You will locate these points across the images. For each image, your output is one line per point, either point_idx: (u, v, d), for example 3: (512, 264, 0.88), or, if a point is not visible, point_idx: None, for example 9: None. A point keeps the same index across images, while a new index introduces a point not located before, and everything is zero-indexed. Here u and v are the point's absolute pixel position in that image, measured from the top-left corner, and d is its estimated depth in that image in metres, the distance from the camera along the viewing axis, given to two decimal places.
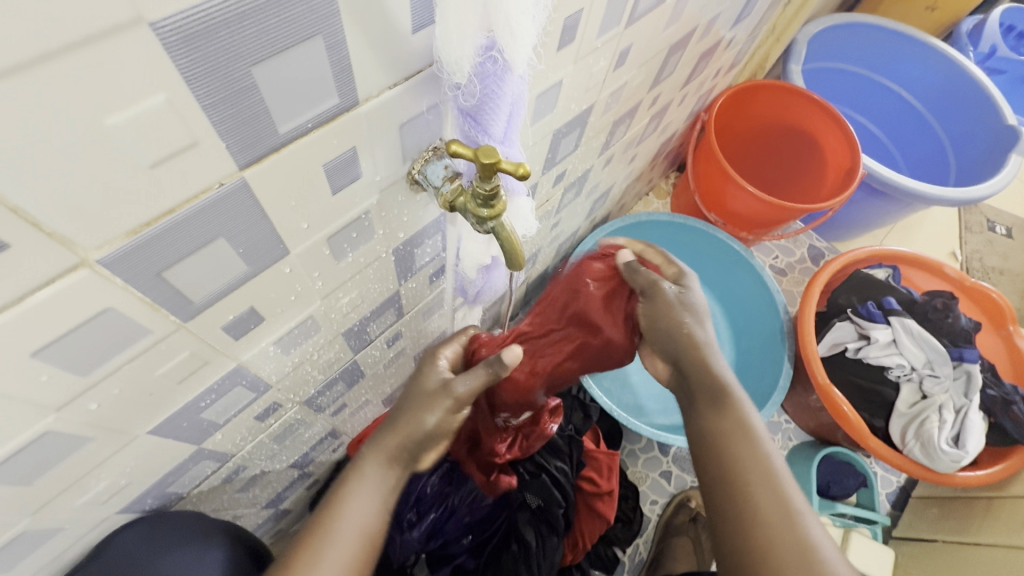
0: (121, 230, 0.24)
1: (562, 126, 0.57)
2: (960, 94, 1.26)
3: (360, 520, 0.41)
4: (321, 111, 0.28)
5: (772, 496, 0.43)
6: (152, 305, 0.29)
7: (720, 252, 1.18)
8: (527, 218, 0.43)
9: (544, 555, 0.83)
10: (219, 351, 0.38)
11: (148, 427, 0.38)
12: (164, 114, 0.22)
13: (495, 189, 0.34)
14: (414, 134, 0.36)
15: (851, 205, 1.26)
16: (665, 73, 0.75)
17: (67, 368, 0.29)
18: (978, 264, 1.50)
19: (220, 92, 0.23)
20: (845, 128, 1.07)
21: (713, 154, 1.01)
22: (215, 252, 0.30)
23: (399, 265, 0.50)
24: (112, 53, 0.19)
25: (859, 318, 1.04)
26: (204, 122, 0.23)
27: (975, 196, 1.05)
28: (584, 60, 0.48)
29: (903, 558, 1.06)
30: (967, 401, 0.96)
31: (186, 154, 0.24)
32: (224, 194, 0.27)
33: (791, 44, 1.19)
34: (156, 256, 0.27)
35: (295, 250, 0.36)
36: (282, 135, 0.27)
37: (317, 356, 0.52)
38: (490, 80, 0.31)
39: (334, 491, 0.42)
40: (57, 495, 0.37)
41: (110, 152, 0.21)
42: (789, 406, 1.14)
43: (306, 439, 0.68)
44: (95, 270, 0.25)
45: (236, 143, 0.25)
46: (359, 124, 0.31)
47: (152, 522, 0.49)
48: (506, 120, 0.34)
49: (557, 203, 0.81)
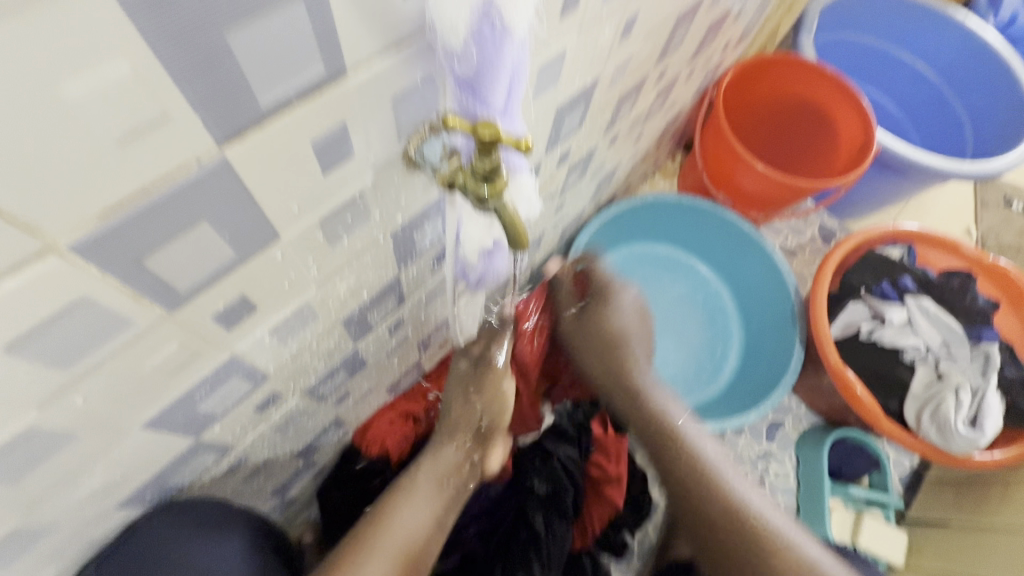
0: (91, 213, 0.23)
1: (566, 102, 0.55)
2: (977, 65, 1.21)
3: (403, 527, 0.57)
4: (304, 82, 0.26)
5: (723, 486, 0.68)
6: (133, 294, 0.28)
7: (728, 233, 1.15)
8: (530, 200, 0.41)
9: (553, 541, 0.82)
10: (211, 342, 0.36)
11: (141, 421, 0.37)
12: (126, 81, 0.20)
13: (495, 167, 0.32)
14: (408, 108, 0.33)
15: (863, 182, 1.22)
16: (674, 45, 0.72)
17: (45, 363, 0.27)
18: (994, 241, 1.46)
19: (190, 59, 0.21)
20: (859, 102, 1.04)
21: (722, 131, 0.98)
22: (199, 236, 0.28)
23: (399, 250, 0.48)
24: (56, 15, 0.17)
25: (873, 298, 1.02)
26: (174, 93, 0.21)
27: (992, 170, 1.02)
28: (588, 29, 0.46)
29: (917, 540, 1.04)
30: (984, 382, 0.93)
31: (158, 128, 0.22)
32: (203, 173, 0.25)
33: (802, 16, 1.15)
34: (134, 241, 0.25)
35: (286, 233, 0.34)
36: (263, 109, 0.25)
37: (317, 345, 0.50)
38: (488, 47, 0.28)
39: (386, 505, 0.58)
40: (51, 491, 0.36)
41: (71, 128, 0.20)
42: (800, 388, 1.11)
43: (310, 429, 0.67)
44: (65, 257, 0.23)
45: (211, 116, 0.23)
46: (348, 97, 0.29)
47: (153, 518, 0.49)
48: (506, 91, 0.32)
49: (562, 183, 0.78)
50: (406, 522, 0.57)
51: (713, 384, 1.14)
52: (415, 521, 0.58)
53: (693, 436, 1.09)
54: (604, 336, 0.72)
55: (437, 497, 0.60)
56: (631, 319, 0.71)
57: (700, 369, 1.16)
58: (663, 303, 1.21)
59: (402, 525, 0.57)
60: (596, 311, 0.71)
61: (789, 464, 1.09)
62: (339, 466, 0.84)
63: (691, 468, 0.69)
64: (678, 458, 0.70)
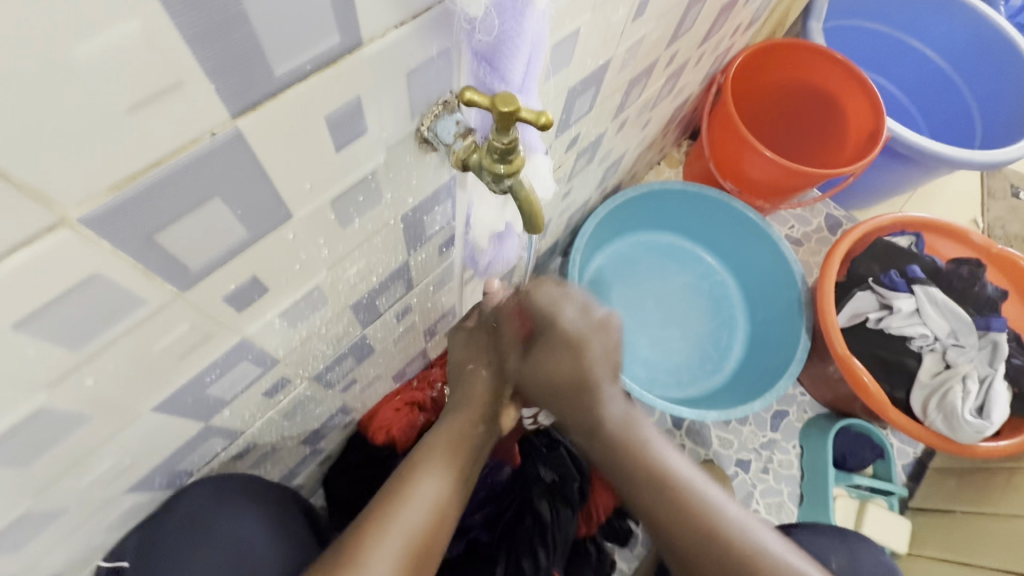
0: (103, 185, 0.22)
1: (578, 84, 0.54)
2: (989, 52, 1.19)
3: (423, 499, 0.48)
4: (319, 52, 0.25)
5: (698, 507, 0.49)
6: (145, 272, 0.27)
7: (736, 222, 1.13)
8: (545, 182, 0.40)
9: (559, 527, 0.83)
10: (222, 324, 0.36)
11: (151, 404, 0.37)
12: (139, 44, 0.19)
13: (513, 143, 0.31)
14: (423, 84, 0.33)
15: (871, 170, 1.21)
16: (684, 28, 0.70)
17: (56, 341, 0.27)
18: (1000, 231, 1.45)
19: (204, 24, 0.20)
20: (869, 89, 1.02)
21: (731, 117, 0.97)
22: (212, 213, 0.27)
23: (408, 233, 0.47)
24: None
25: (880, 287, 1.01)
26: (189, 60, 0.21)
27: (1004, 159, 1.01)
28: (603, 6, 0.44)
29: (920, 528, 1.05)
30: (992, 370, 0.93)
31: (171, 96, 0.21)
32: (217, 147, 0.25)
33: (812, 1, 1.13)
34: (147, 216, 0.25)
35: (297, 213, 0.33)
36: (278, 79, 0.24)
37: (326, 330, 0.50)
38: (508, 15, 0.28)
39: (398, 479, 0.49)
40: (60, 474, 0.35)
41: (83, 93, 0.19)
42: (806, 379, 1.12)
43: (316, 416, 0.67)
44: (77, 231, 0.22)
45: (226, 86, 0.22)
46: (362, 70, 0.28)
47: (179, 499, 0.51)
48: (524, 66, 0.31)
49: (570, 170, 0.77)
50: (430, 487, 0.48)
51: (718, 374, 1.13)
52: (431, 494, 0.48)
53: (698, 425, 1.09)
54: (557, 380, 0.53)
55: (456, 456, 0.52)
56: (589, 335, 0.52)
57: (705, 359, 1.16)
58: (668, 293, 1.21)
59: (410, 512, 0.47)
60: (543, 354, 0.53)
61: (793, 453, 1.09)
62: (344, 454, 0.84)
63: (660, 482, 0.51)
64: (637, 479, 0.51)
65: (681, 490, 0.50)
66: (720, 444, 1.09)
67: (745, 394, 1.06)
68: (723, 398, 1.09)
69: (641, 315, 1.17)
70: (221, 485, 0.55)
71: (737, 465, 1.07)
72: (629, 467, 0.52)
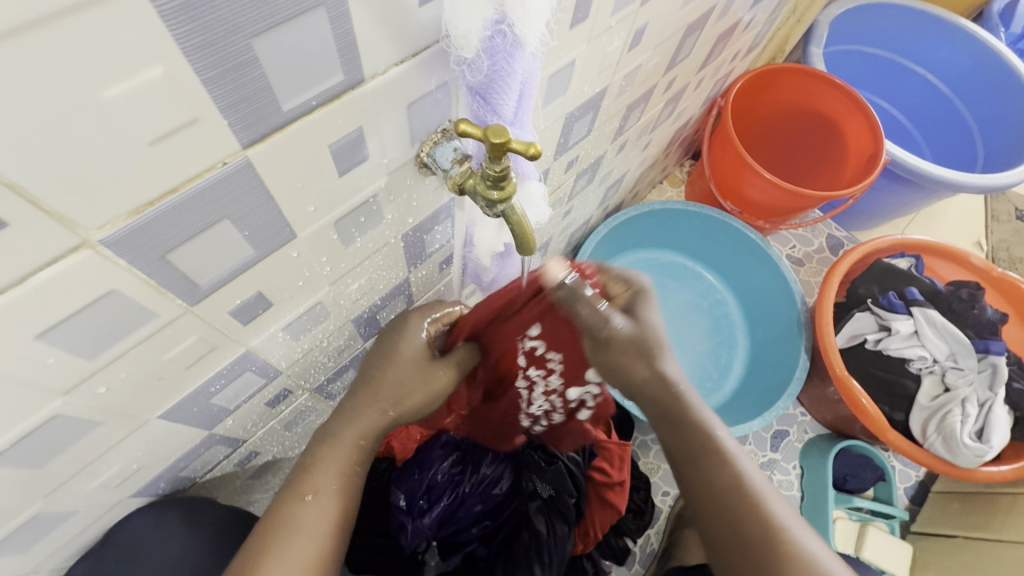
0: (124, 210, 0.24)
1: (575, 110, 0.56)
2: (989, 77, 1.20)
3: (322, 505, 0.45)
4: (324, 89, 0.27)
5: (754, 520, 0.51)
6: (157, 288, 0.29)
7: (734, 240, 1.15)
8: (538, 205, 0.42)
9: (555, 545, 0.83)
10: (227, 336, 0.38)
11: (158, 412, 0.38)
12: (164, 87, 0.21)
13: (505, 171, 0.33)
14: (421, 115, 0.35)
15: (872, 193, 1.22)
16: (682, 55, 0.72)
17: (73, 351, 0.28)
18: (1005, 254, 1.45)
19: (220, 66, 0.22)
20: (867, 113, 1.04)
21: (729, 139, 0.98)
22: (220, 234, 0.29)
23: (409, 251, 0.49)
24: (91, 27, 0.18)
25: (879, 309, 1.02)
26: (204, 98, 0.23)
27: (1003, 182, 1.02)
28: (598, 39, 0.47)
29: (921, 553, 1.04)
30: (993, 395, 0.93)
31: (188, 131, 0.23)
32: (227, 174, 0.27)
33: (811, 27, 1.15)
34: (161, 237, 0.26)
35: (302, 233, 0.35)
36: (285, 113, 0.26)
37: (327, 343, 0.51)
38: (499, 56, 0.30)
39: (299, 474, 0.46)
40: (71, 477, 0.37)
41: (110, 130, 0.21)
42: (805, 398, 1.12)
43: (317, 426, 0.68)
44: (98, 251, 0.24)
45: (237, 120, 0.25)
46: (363, 104, 0.30)
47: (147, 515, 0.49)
48: (517, 99, 0.34)
49: (570, 190, 0.79)
50: (330, 489, 0.46)
51: (719, 393, 1.14)
52: (337, 490, 0.46)
53: None
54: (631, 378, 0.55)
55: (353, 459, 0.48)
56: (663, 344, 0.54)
57: (706, 377, 1.16)
58: (668, 309, 1.22)
59: (319, 498, 0.45)
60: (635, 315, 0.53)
61: (793, 474, 1.08)
62: None
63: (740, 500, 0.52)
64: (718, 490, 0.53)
65: (747, 498, 0.51)
66: None
67: (746, 413, 1.07)
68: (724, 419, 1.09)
69: None
70: (203, 502, 0.54)
71: None
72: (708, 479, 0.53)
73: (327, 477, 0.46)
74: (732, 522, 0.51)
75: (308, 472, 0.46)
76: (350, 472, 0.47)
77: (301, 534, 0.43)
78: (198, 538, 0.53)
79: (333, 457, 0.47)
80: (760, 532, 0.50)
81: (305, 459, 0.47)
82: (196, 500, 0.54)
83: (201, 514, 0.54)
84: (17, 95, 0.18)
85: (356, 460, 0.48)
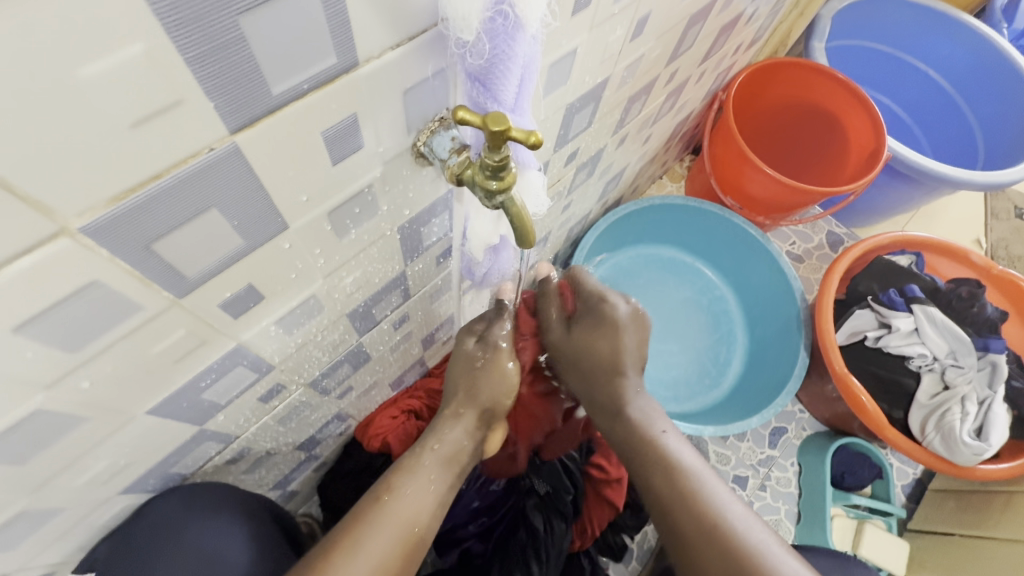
0: (104, 197, 0.23)
1: (576, 101, 0.55)
2: (991, 74, 1.19)
3: (401, 511, 0.49)
4: (316, 72, 0.26)
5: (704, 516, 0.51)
6: (143, 279, 0.28)
7: (732, 235, 1.14)
8: (538, 195, 0.41)
9: (552, 542, 0.82)
10: (218, 330, 0.37)
11: (146, 407, 0.37)
12: (144, 66, 0.20)
13: (504, 160, 0.32)
14: (417, 101, 0.33)
15: (873, 189, 1.21)
16: (684, 46, 0.71)
17: (55, 344, 0.27)
18: (1004, 251, 1.45)
19: (205, 44, 0.21)
20: (869, 108, 1.03)
21: (730, 133, 0.97)
22: (209, 224, 0.28)
23: (405, 244, 0.48)
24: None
25: (879, 306, 1.01)
26: (189, 79, 0.22)
27: (1004, 180, 1.01)
28: (600, 27, 0.46)
29: (918, 551, 1.03)
30: (991, 393, 0.92)
31: (171, 113, 0.22)
32: (215, 160, 0.25)
33: (814, 21, 1.14)
34: (146, 226, 0.25)
35: (294, 224, 0.34)
36: (275, 97, 0.25)
37: (321, 338, 0.50)
38: (500, 39, 0.29)
39: (387, 480, 0.51)
40: (56, 474, 0.36)
41: (87, 111, 0.20)
42: (804, 395, 1.11)
43: (312, 422, 0.67)
44: (77, 240, 0.23)
45: (224, 103, 0.23)
46: (357, 88, 0.29)
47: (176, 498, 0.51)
48: (517, 86, 0.33)
49: (570, 183, 0.78)
50: (414, 497, 0.51)
51: (717, 389, 1.13)
52: (420, 501, 0.51)
53: (695, 440, 1.09)
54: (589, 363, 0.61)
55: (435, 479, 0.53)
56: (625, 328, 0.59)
57: (704, 373, 1.15)
58: (667, 305, 1.21)
59: (404, 504, 0.50)
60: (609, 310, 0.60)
61: (791, 471, 1.08)
62: (340, 460, 0.84)
63: (717, 542, 0.50)
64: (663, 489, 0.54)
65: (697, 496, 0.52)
66: (717, 460, 1.08)
67: (745, 409, 1.06)
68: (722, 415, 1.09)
69: None
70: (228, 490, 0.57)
71: (735, 481, 1.06)
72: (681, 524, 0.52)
73: (406, 481, 0.51)
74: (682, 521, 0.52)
75: (397, 478, 0.52)
76: (431, 489, 0.52)
77: (384, 532, 0.48)
78: (227, 521, 0.55)
79: (419, 472, 0.52)
80: (711, 528, 0.51)
81: (397, 467, 0.53)
82: (219, 487, 0.56)
83: (229, 497, 0.56)
84: None
85: (437, 477, 0.53)
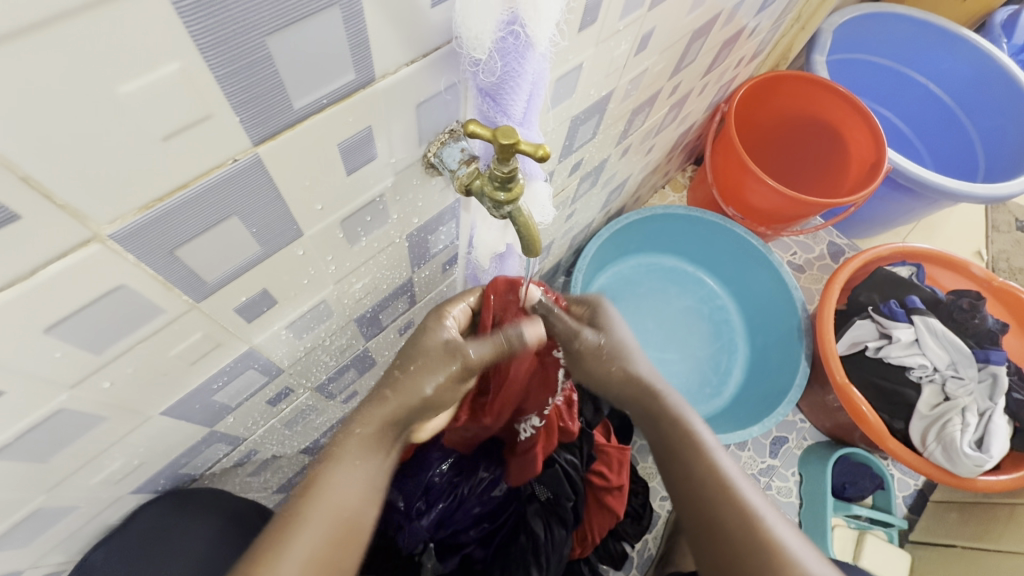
0: (135, 205, 0.24)
1: (581, 113, 0.56)
2: (991, 88, 1.21)
3: (331, 496, 0.41)
4: (336, 87, 0.27)
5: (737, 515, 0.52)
6: (165, 283, 0.29)
7: (734, 245, 1.15)
8: (544, 205, 0.42)
9: (552, 548, 0.83)
10: (232, 333, 0.38)
11: (161, 408, 0.38)
12: (179, 83, 0.21)
13: (513, 172, 0.33)
14: (430, 115, 0.35)
15: (873, 201, 1.22)
16: (687, 60, 0.73)
17: (80, 346, 0.28)
18: (1005, 264, 1.46)
19: (235, 63, 0.22)
20: (869, 121, 1.04)
21: (732, 144, 0.98)
22: (228, 231, 0.29)
23: (413, 250, 0.49)
24: (107, 22, 0.18)
25: (880, 316, 1.01)
26: (218, 94, 0.23)
27: (1005, 193, 1.02)
28: (605, 43, 0.47)
29: (919, 562, 1.04)
30: (992, 404, 0.93)
31: (200, 127, 0.23)
32: (238, 171, 0.27)
33: (815, 35, 1.16)
34: (170, 234, 0.27)
35: (309, 231, 0.35)
36: (297, 111, 0.26)
37: (330, 342, 0.51)
38: (510, 57, 0.30)
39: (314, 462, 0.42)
40: (71, 473, 0.37)
41: (124, 125, 0.21)
42: (805, 404, 1.12)
43: (316, 426, 0.68)
44: (108, 246, 0.25)
45: (249, 117, 0.25)
46: (373, 102, 0.30)
47: (161, 504, 0.50)
48: (526, 100, 0.34)
49: (574, 193, 0.80)
50: (344, 482, 0.42)
51: (718, 398, 1.14)
52: (351, 484, 0.42)
53: None
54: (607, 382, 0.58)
55: (368, 455, 0.43)
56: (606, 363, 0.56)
57: (705, 382, 1.16)
58: (669, 313, 1.22)
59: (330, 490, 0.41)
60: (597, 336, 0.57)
61: (792, 481, 1.08)
62: None
63: (751, 537, 0.51)
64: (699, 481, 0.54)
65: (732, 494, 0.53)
66: None
67: (746, 419, 1.07)
68: (724, 424, 1.09)
69: (643, 337, 1.17)
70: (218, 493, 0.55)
71: None
72: (711, 511, 0.53)
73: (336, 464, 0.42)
74: (711, 516, 0.53)
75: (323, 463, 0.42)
76: (366, 465, 0.43)
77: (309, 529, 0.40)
78: (212, 525, 0.53)
79: (347, 451, 0.43)
80: (744, 522, 0.51)
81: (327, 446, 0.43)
82: (207, 490, 0.54)
83: (219, 503, 0.55)
84: (32, 87, 0.18)
85: (375, 450, 0.44)
